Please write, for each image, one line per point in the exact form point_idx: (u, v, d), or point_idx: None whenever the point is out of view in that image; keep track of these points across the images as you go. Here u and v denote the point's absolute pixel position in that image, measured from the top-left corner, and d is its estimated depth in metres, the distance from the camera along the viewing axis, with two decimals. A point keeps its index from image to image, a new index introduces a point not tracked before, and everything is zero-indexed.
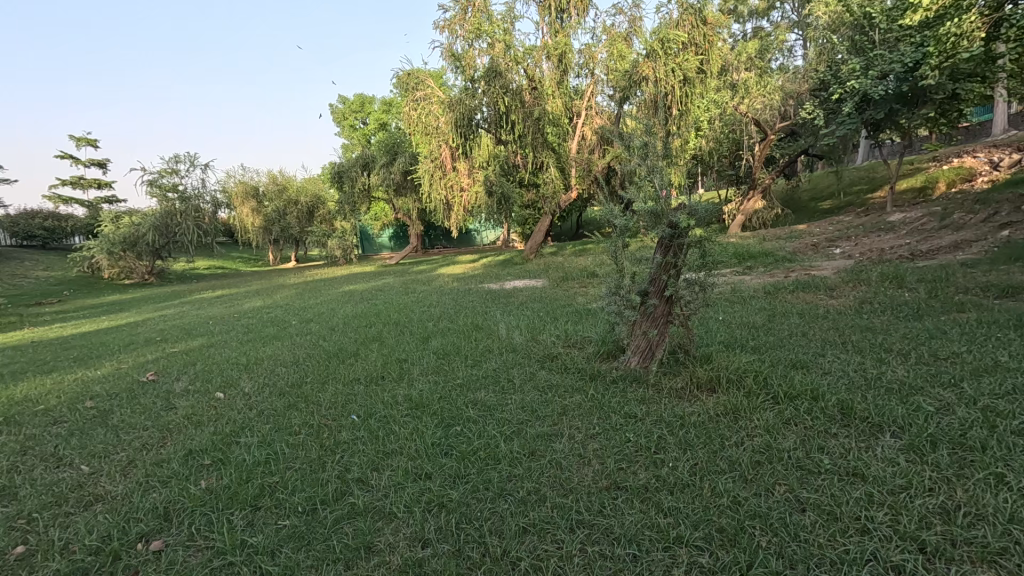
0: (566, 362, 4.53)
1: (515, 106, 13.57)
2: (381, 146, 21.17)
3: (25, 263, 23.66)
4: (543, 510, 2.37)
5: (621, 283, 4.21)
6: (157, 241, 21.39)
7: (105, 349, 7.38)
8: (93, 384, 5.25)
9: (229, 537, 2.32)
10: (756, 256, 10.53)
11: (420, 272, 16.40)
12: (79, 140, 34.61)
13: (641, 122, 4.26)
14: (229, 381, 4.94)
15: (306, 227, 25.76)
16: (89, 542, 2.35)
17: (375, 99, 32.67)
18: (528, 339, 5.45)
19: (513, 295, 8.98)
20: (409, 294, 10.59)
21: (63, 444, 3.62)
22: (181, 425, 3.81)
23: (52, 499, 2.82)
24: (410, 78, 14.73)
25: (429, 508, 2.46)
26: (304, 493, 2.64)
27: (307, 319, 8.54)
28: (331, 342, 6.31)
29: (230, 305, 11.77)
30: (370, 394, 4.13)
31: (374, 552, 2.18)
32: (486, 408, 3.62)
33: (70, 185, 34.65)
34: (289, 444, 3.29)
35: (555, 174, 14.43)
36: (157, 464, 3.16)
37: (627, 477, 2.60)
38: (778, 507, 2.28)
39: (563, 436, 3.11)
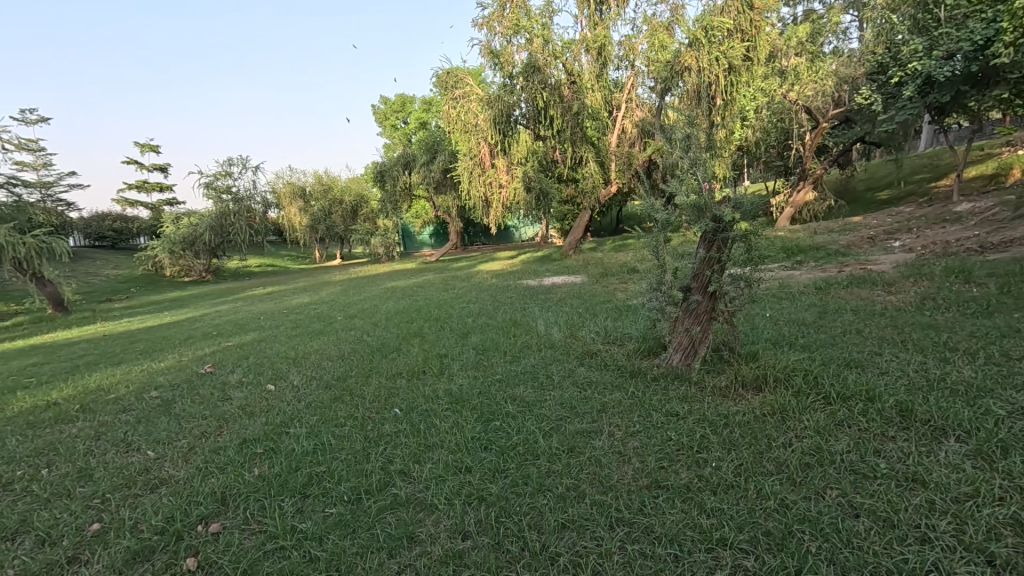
0: (606, 359, 4.48)
1: (553, 101, 13.67)
2: (421, 145, 21.54)
3: (97, 262, 25.48)
4: (582, 507, 2.36)
5: (663, 278, 4.13)
6: (212, 241, 22.57)
7: (167, 342, 7.87)
8: (156, 375, 5.61)
9: (280, 523, 2.43)
10: (806, 250, 10.09)
11: (459, 268, 16.64)
12: (143, 146, 37.03)
13: (684, 114, 4.15)
14: (279, 373, 5.17)
15: (350, 226, 26.58)
16: (155, 522, 2.52)
17: (415, 99, 33.25)
18: (567, 336, 5.42)
19: (552, 291, 8.95)
20: (448, 290, 10.74)
21: (132, 430, 3.89)
22: (236, 415, 4.01)
23: (123, 481, 3.04)
24: (450, 76, 14.98)
25: (469, 501, 2.50)
26: (349, 483, 2.74)
27: (352, 314, 8.81)
28: (374, 337, 6.49)
29: (280, 302, 12.28)
30: (412, 389, 4.22)
31: (416, 543, 2.23)
32: (525, 404, 3.63)
33: (136, 189, 37.23)
34: (335, 435, 3.41)
35: (594, 168, 14.34)
36: (215, 451, 3.35)
37: (668, 476, 2.55)
38: (828, 512, 2.19)
39: (602, 433, 3.08)
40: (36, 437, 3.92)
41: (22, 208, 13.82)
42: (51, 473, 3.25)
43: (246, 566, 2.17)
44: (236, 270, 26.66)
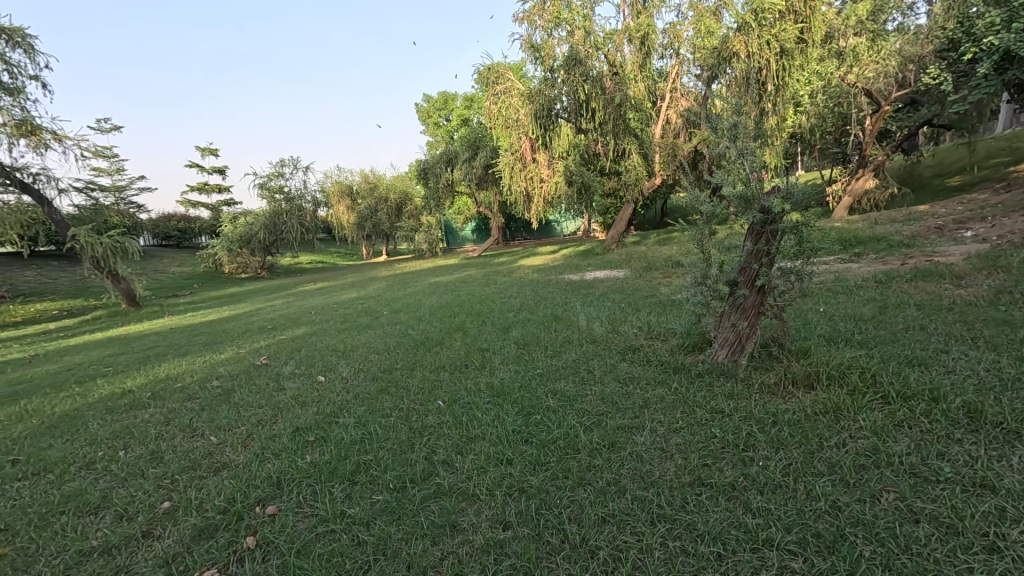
0: (648, 354, 4.41)
1: (595, 93, 13.30)
2: (464, 142, 21.77)
3: (164, 260, 27.26)
4: (622, 501, 2.35)
5: (708, 272, 4.02)
6: (267, 239, 23.65)
7: (227, 335, 8.32)
8: (218, 366, 5.97)
9: (331, 507, 2.55)
10: (866, 242, 9.56)
11: (501, 263, 16.74)
12: (204, 150, 39.15)
13: (730, 103, 4.03)
14: (329, 365, 5.40)
15: (395, 223, 27.22)
16: (218, 503, 2.70)
17: (458, 96, 33.61)
18: (609, 330, 5.38)
19: (593, 286, 8.87)
20: (491, 285, 10.84)
21: (196, 417, 4.16)
22: (289, 404, 4.23)
23: (189, 463, 3.26)
24: (491, 72, 15.06)
25: (510, 492, 2.54)
26: (395, 472, 2.84)
27: (397, 309, 9.05)
28: (418, 331, 6.65)
29: (330, 297, 12.75)
30: (454, 381, 4.32)
31: (458, 531, 2.28)
32: (566, 398, 3.64)
33: (198, 190, 39.48)
34: (382, 425, 3.54)
35: (637, 160, 14.02)
36: (271, 437, 3.54)
37: (712, 474, 2.50)
38: (885, 516, 2.09)
39: (644, 429, 3.05)
40: (114, 421, 4.27)
41: (99, 210, 14.95)
42: (127, 454, 3.53)
43: (300, 547, 2.29)
44: (289, 266, 27.87)
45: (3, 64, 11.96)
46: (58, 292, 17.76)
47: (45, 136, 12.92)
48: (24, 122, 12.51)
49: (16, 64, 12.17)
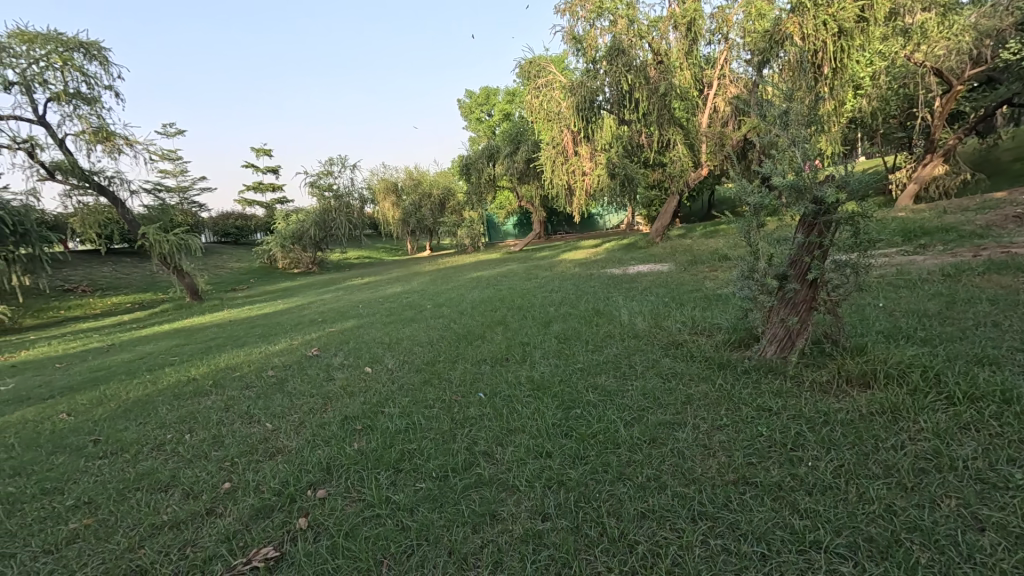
0: (692, 350, 4.32)
1: (638, 83, 12.93)
2: (506, 136, 21.78)
3: (224, 256, 28.81)
4: (662, 497, 2.33)
5: (756, 265, 3.88)
6: (317, 235, 24.55)
7: (281, 328, 8.74)
8: (273, 357, 6.28)
9: (376, 493, 2.66)
10: (932, 233, 8.94)
11: (543, 258, 16.71)
12: (259, 151, 41.06)
13: (781, 89, 3.87)
14: (375, 357, 5.60)
15: (438, 218, 27.68)
16: (274, 485, 2.87)
17: (499, 91, 33.67)
18: (652, 325, 5.29)
19: (636, 280, 8.73)
20: (532, 280, 10.87)
21: (253, 404, 4.41)
22: (339, 394, 4.42)
23: (247, 448, 3.47)
24: (533, 66, 15.11)
25: (549, 485, 2.56)
26: (437, 461, 2.92)
27: (440, 303, 9.23)
28: (460, 324, 6.77)
29: (376, 291, 13.16)
30: (495, 374, 4.38)
31: (498, 520, 2.33)
32: (606, 393, 3.63)
33: (254, 190, 41.54)
34: (425, 416, 3.64)
35: (683, 151, 13.61)
36: (321, 425, 3.71)
37: (758, 473, 2.43)
38: (946, 522, 1.97)
39: (686, 425, 2.99)
40: (181, 407, 4.59)
41: (165, 210, 15.93)
42: (192, 437, 3.80)
43: (348, 529, 2.39)
44: (339, 261, 28.86)
45: (82, 75, 12.92)
46: (132, 286, 19.15)
47: (118, 141, 13.85)
48: (99, 129, 13.50)
49: (92, 75, 13.11)
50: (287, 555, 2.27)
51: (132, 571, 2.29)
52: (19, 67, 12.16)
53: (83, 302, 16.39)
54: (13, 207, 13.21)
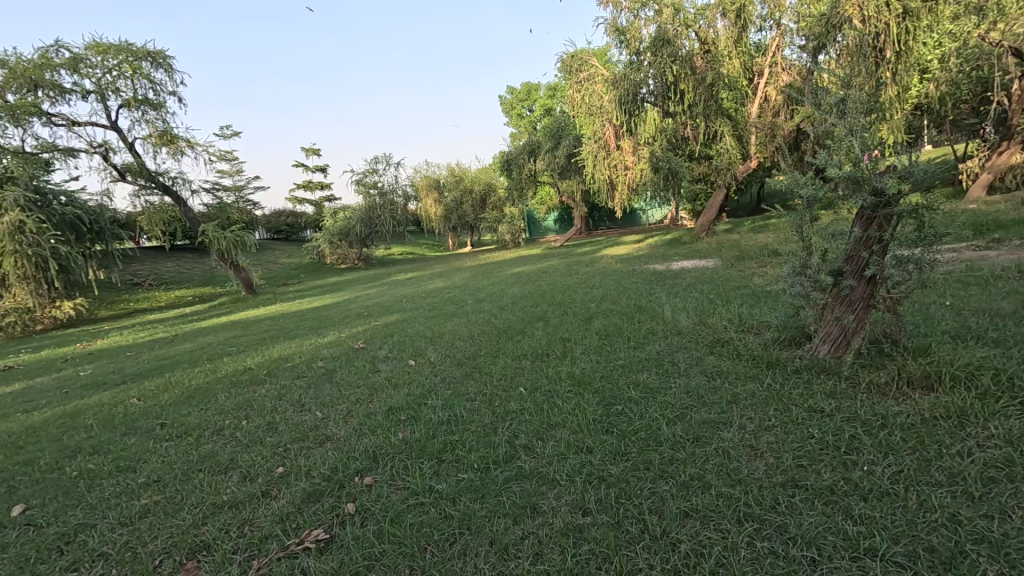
0: (738, 347, 4.20)
1: (684, 74, 12.55)
2: (547, 131, 21.66)
3: (276, 252, 30.11)
4: (706, 497, 2.29)
5: (808, 261, 3.72)
6: (363, 231, 25.22)
7: (329, 321, 9.07)
8: (322, 349, 6.54)
9: (420, 482, 2.73)
10: (1008, 226, 8.28)
11: (584, 253, 16.58)
12: (308, 150, 42.60)
13: (838, 76, 3.69)
14: (419, 350, 5.73)
15: (479, 214, 27.94)
16: (323, 471, 2.99)
17: (541, 86, 33.50)
18: (696, 322, 5.16)
19: (680, 276, 8.53)
20: (573, 275, 10.79)
21: (304, 394, 4.61)
22: (384, 385, 4.56)
23: (299, 435, 3.63)
24: (575, 60, 14.98)
25: (590, 480, 2.56)
26: (479, 453, 2.97)
27: (481, 298, 9.33)
28: (501, 319, 6.83)
29: (419, 286, 13.44)
30: (536, 369, 4.40)
31: (538, 513, 2.35)
32: (648, 390, 3.57)
33: (304, 188, 43.20)
34: (467, 408, 3.70)
35: (731, 143, 13.14)
36: (367, 415, 3.85)
37: (808, 476, 2.35)
38: (1018, 536, 1.85)
39: (732, 425, 2.92)
40: (238, 395, 4.86)
41: (223, 208, 16.81)
42: (248, 424, 4.01)
43: (393, 515, 2.48)
44: (383, 257, 29.61)
45: (149, 83, 13.77)
46: (193, 280, 20.32)
47: (180, 143, 14.70)
48: (164, 133, 14.36)
49: (158, 82, 13.94)
50: (336, 538, 2.37)
51: (197, 545, 2.45)
52: (95, 77, 13.07)
53: (150, 295, 17.52)
54: (89, 207, 14.26)
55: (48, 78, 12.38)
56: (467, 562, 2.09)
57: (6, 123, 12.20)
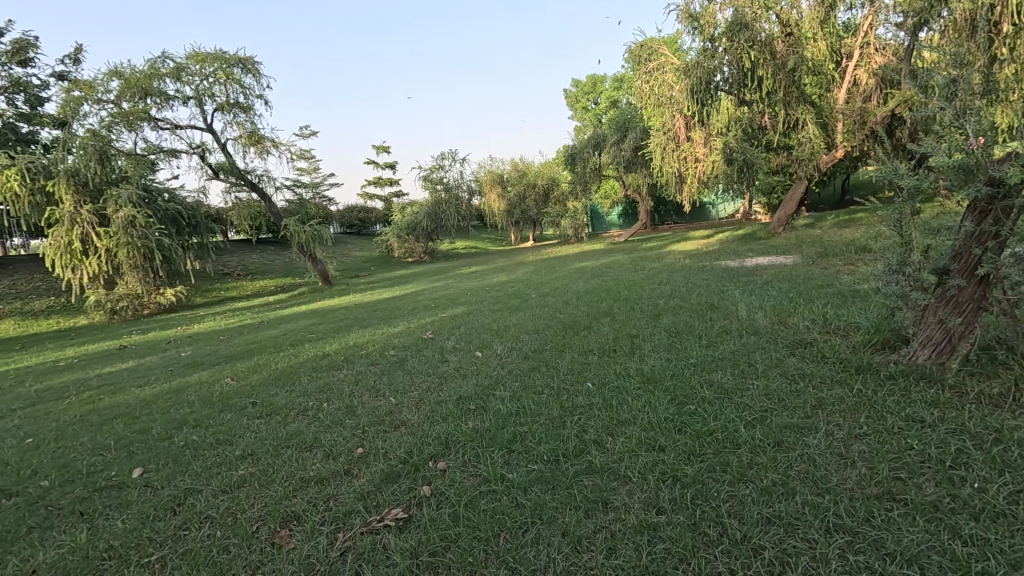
0: (823, 349, 3.95)
1: (763, 59, 11.82)
2: (613, 124, 21.24)
3: (349, 246, 31.70)
4: (792, 504, 2.18)
5: (908, 258, 3.41)
6: (429, 226, 25.54)
7: (399, 312, 9.44)
8: (393, 338, 6.83)
9: (492, 470, 2.80)
10: None
11: (651, 249, 16.19)
12: (380, 148, 44.55)
13: (949, 54, 3.35)
14: (486, 342, 5.84)
15: (542, 209, 28.06)
16: (400, 454, 3.13)
17: (607, 78, 32.92)
18: (775, 322, 4.89)
19: (755, 273, 8.10)
20: (639, 271, 10.54)
21: (378, 380, 4.85)
22: (453, 375, 4.70)
23: (375, 419, 3.82)
24: (643, 49, 14.63)
25: (663, 479, 2.51)
26: (549, 445, 3.00)
27: (545, 292, 9.35)
28: (566, 314, 6.83)
29: (483, 280, 13.64)
30: (604, 365, 4.37)
31: (611, 508, 2.34)
32: (722, 391, 3.45)
33: (374, 185, 45.28)
34: (535, 401, 3.74)
35: (814, 131, 12.24)
36: (438, 402, 3.99)
37: (908, 490, 2.17)
38: None
39: (818, 431, 2.75)
40: (319, 378, 5.19)
41: (302, 204, 17.86)
42: (329, 405, 4.27)
43: (467, 500, 2.56)
44: (448, 251, 30.37)
45: (240, 87, 14.85)
46: (275, 271, 21.80)
47: (266, 143, 15.74)
48: (252, 134, 15.45)
49: (248, 87, 15.01)
50: (414, 518, 2.48)
51: (289, 515, 2.64)
52: (194, 84, 14.27)
53: (238, 284, 18.98)
54: (187, 204, 15.63)
55: (155, 86, 13.71)
56: (540, 551, 2.11)
57: (121, 128, 13.59)
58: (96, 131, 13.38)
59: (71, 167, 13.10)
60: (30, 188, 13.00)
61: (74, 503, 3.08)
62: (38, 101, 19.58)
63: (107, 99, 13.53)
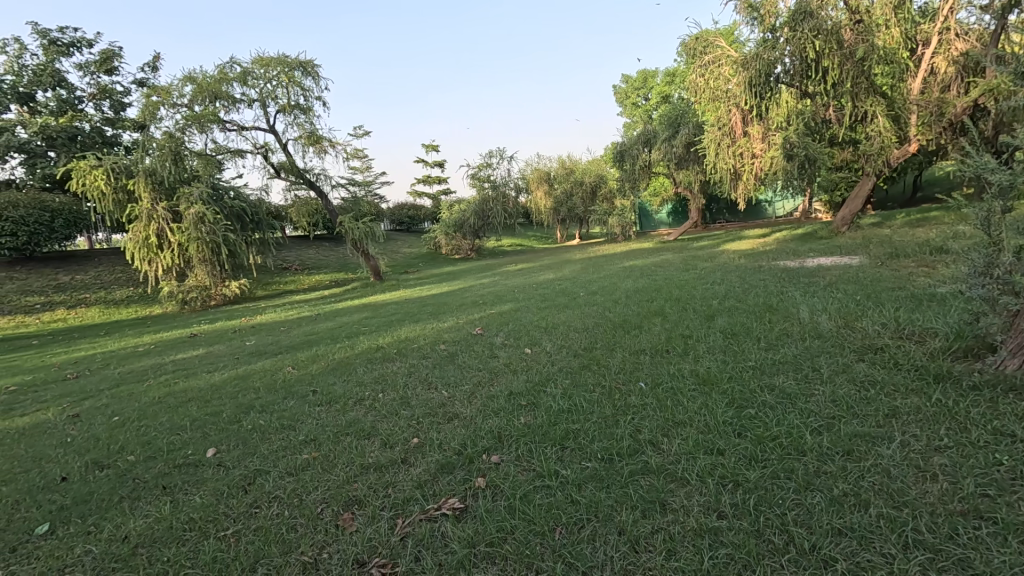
0: (895, 355, 3.72)
1: (828, 49, 11.20)
2: (664, 120, 20.72)
3: (399, 242, 32.55)
4: (865, 516, 2.07)
5: (996, 259, 3.16)
6: (476, 223, 25.81)
7: (447, 307, 9.62)
8: (443, 333, 6.96)
9: (546, 466, 2.81)
10: None
11: (702, 248, 15.74)
12: (429, 147, 45.42)
13: None
14: (535, 339, 5.86)
15: (589, 207, 27.83)
16: (454, 446, 3.20)
17: (658, 73, 32.13)
18: (841, 325, 4.65)
19: (817, 274, 7.73)
20: (690, 270, 10.26)
21: (430, 373, 4.97)
22: (504, 370, 4.74)
23: (428, 410, 3.91)
24: (698, 42, 14.21)
25: (723, 483, 2.44)
26: (602, 443, 2.98)
27: (593, 291, 9.27)
28: (616, 313, 6.75)
29: (530, 277, 13.67)
30: (656, 365, 4.29)
31: (669, 510, 2.30)
32: (785, 395, 3.32)
33: (423, 183, 46.25)
34: (587, 399, 3.72)
35: (885, 125, 11.48)
36: (490, 397, 4.04)
37: (998, 508, 2.02)
38: None
39: (893, 441, 2.60)
40: (373, 369, 5.37)
41: (356, 201, 18.45)
42: (385, 396, 4.42)
43: (522, 494, 2.58)
44: (494, 248, 30.60)
45: (301, 90, 15.52)
46: (329, 266, 22.66)
47: (323, 143, 16.36)
48: (311, 134, 16.10)
49: (308, 89, 15.67)
50: (470, 508, 2.53)
51: (351, 499, 2.76)
52: (259, 87, 15.03)
53: (295, 279, 19.88)
54: (251, 201, 16.48)
55: (224, 90, 14.52)
56: (597, 550, 2.10)
57: (194, 130, 14.47)
58: (171, 133, 14.32)
59: (149, 168, 14.11)
60: (114, 186, 14.07)
61: (157, 477, 3.33)
62: (121, 106, 21.16)
63: (181, 103, 14.46)
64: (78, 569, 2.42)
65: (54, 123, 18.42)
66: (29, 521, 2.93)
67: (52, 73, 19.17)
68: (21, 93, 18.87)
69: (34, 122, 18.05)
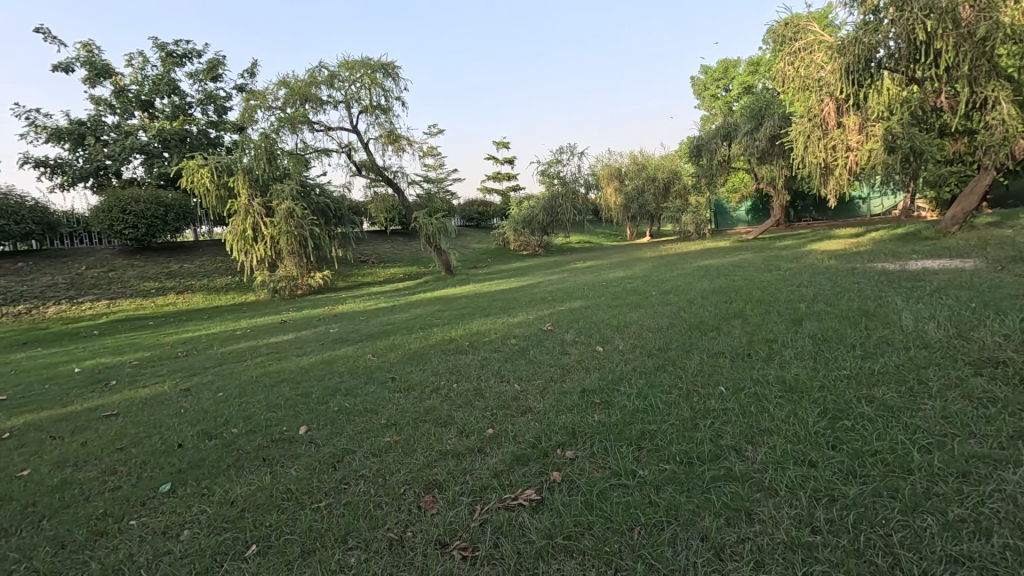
0: (1021, 371, 3.32)
1: (942, 29, 10.08)
2: (745, 111, 19.66)
3: (468, 238, 33.21)
4: (988, 546, 1.87)
5: None
6: (545, 219, 25.78)
7: (516, 303, 9.71)
8: (514, 328, 7.04)
9: (622, 465, 2.78)
10: None
11: (785, 248, 14.78)
12: (500, 144, 45.98)
13: None
14: (607, 337, 5.79)
15: (662, 204, 27.01)
16: (528, 438, 3.25)
17: (741, 62, 30.52)
18: (952, 335, 4.22)
19: (922, 278, 7.02)
20: (773, 271, 9.66)
21: (502, 366, 5.05)
22: (576, 367, 4.73)
23: (502, 403, 3.98)
24: (788, 28, 13.39)
25: (817, 496, 2.30)
26: (680, 446, 2.90)
27: (667, 290, 8.99)
28: (692, 313, 6.52)
29: (600, 275, 13.48)
30: (738, 368, 4.10)
31: (756, 520, 2.20)
32: (886, 407, 3.06)
33: (494, 180, 46.88)
34: (663, 400, 3.63)
35: (1010, 112, 10.20)
36: (563, 393, 4.05)
37: None
38: None
39: (1020, 465, 2.33)
40: (447, 361, 5.54)
41: (430, 197, 19.05)
42: (459, 386, 4.56)
43: (597, 492, 2.57)
44: (562, 245, 30.45)
45: (382, 91, 16.24)
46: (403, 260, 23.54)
47: (402, 142, 17.00)
48: (390, 133, 16.81)
49: (388, 90, 16.36)
50: (546, 500, 2.56)
51: (431, 482, 2.87)
52: (344, 89, 15.92)
53: (372, 271, 20.87)
54: (334, 197, 17.48)
55: (313, 92, 15.50)
56: (678, 553, 2.06)
57: (286, 131, 15.58)
58: (267, 134, 15.49)
59: (247, 166, 15.37)
60: (217, 184, 15.44)
61: (257, 449, 3.64)
62: (224, 110, 23.16)
63: (276, 106, 15.61)
64: (195, 525, 2.71)
65: (169, 127, 20.51)
66: (154, 480, 3.31)
67: (168, 82, 21.36)
68: (143, 100, 21.17)
69: (153, 126, 20.20)
